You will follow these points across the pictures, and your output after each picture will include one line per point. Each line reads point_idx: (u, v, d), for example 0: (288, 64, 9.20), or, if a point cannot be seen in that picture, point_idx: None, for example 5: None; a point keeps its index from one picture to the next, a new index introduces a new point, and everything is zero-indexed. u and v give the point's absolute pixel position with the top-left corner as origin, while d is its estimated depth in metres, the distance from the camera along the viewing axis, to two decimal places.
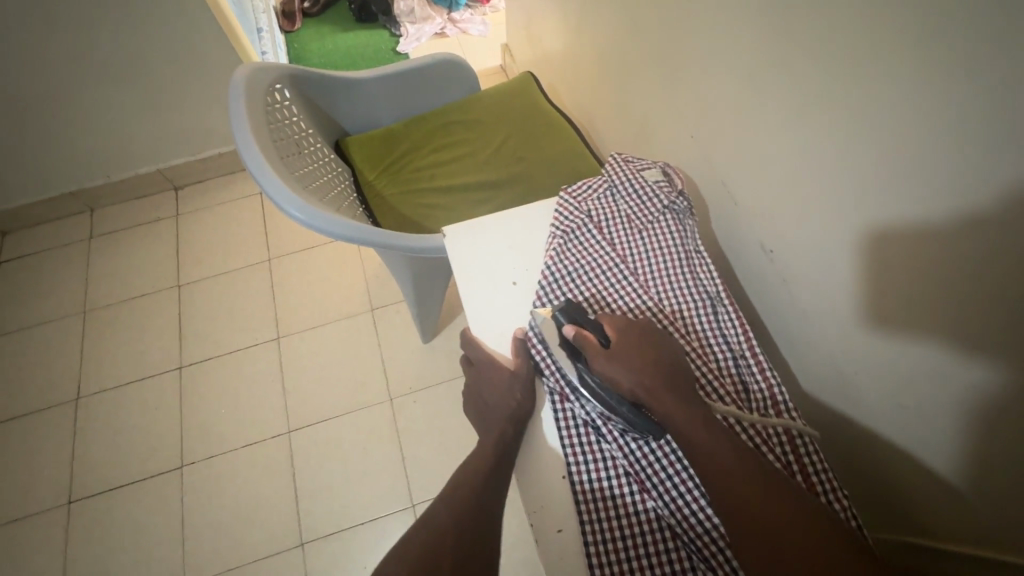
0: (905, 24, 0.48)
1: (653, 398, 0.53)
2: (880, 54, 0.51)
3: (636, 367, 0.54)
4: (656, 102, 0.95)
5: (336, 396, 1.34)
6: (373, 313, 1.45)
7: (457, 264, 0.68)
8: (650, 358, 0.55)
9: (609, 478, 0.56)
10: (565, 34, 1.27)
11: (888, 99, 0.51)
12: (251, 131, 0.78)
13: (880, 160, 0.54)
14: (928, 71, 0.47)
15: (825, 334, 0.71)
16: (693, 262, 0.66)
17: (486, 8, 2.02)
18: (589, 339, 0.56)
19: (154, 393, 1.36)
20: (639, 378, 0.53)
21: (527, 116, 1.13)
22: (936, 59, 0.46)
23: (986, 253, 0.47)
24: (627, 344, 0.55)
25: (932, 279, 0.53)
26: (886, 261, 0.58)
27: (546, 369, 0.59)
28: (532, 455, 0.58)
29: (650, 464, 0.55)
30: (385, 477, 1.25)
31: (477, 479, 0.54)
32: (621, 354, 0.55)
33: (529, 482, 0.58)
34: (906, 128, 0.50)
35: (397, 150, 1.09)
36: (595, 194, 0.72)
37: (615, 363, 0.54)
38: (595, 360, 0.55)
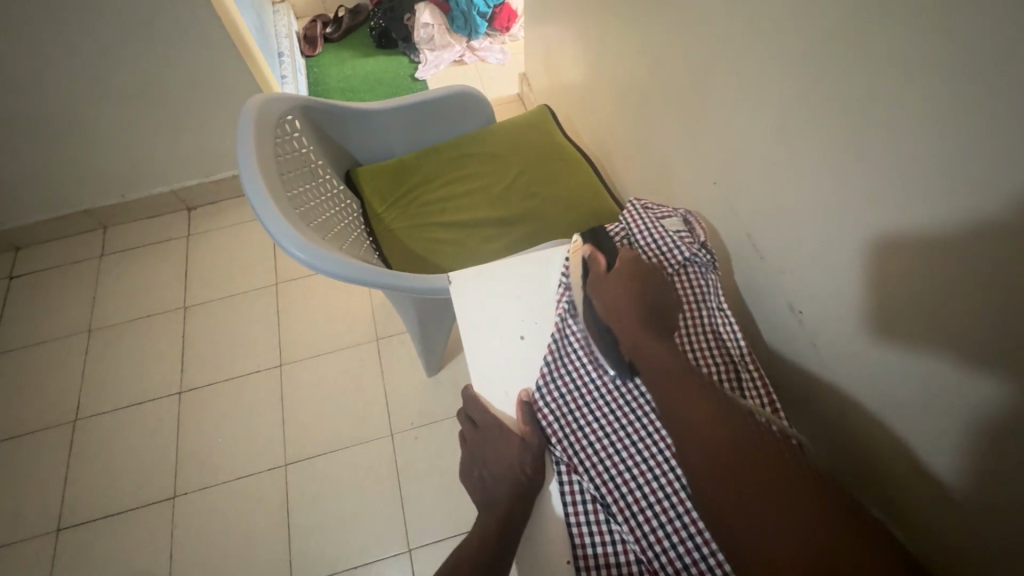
0: (948, 79, 0.44)
1: (640, 327, 0.56)
2: (920, 110, 0.47)
3: (626, 297, 0.58)
4: (673, 141, 0.92)
5: (336, 428, 1.30)
6: (378, 342, 1.41)
7: (462, 313, 0.64)
8: (642, 298, 0.58)
9: (618, 565, 0.50)
10: (583, 67, 1.25)
11: (927, 159, 0.47)
12: (257, 165, 0.75)
13: (921, 221, 0.49)
14: (976, 129, 0.43)
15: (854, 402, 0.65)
16: (715, 321, 0.62)
17: (505, 37, 2.03)
18: (597, 260, 0.62)
19: (152, 417, 1.33)
20: (627, 306, 0.58)
21: (543, 151, 1.10)
22: (985, 117, 0.42)
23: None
24: (625, 275, 0.60)
25: (981, 354, 0.47)
26: (925, 331, 0.53)
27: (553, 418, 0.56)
28: (535, 537, 0.53)
29: (664, 552, 0.49)
30: (381, 516, 1.20)
31: (476, 566, 0.48)
32: (616, 282, 0.59)
33: (530, 565, 0.52)
34: (950, 190, 0.46)
35: (409, 182, 1.07)
36: (611, 242, 0.67)
37: (609, 286, 0.59)
38: (594, 280, 0.60)
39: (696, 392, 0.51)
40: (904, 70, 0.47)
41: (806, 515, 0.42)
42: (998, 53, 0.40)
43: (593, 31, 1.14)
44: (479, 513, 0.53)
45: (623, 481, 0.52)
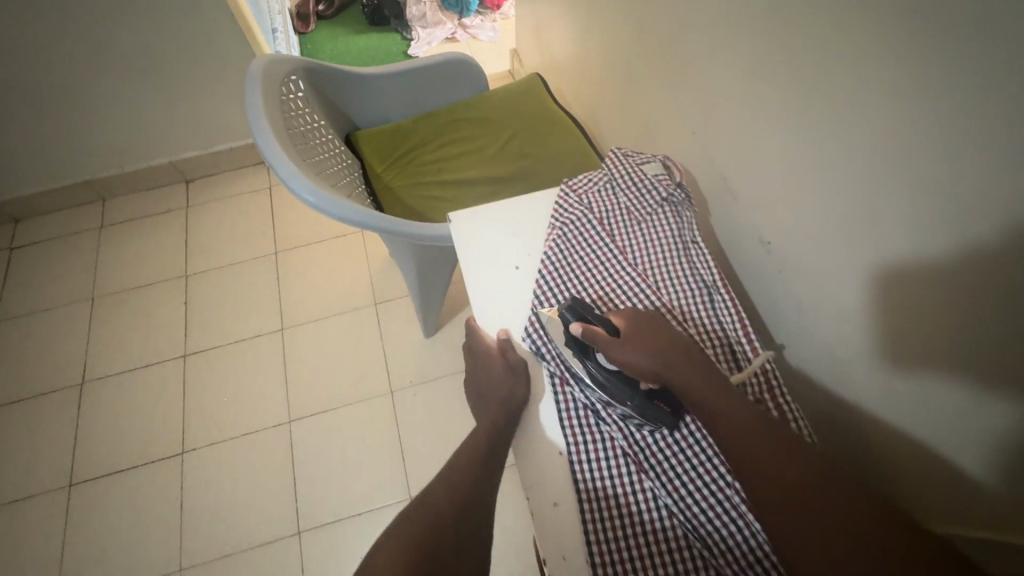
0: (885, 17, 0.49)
1: (669, 367, 0.53)
2: (864, 47, 0.52)
3: (648, 353, 0.54)
4: (655, 101, 0.97)
5: (337, 387, 1.36)
6: (376, 307, 1.46)
7: (461, 248, 0.69)
8: (660, 346, 0.54)
9: (607, 459, 0.56)
10: (572, 38, 1.30)
11: (870, 92, 0.53)
12: (266, 117, 0.80)
13: (864, 151, 0.55)
14: (908, 60, 0.48)
15: (815, 330, 0.71)
16: (690, 252, 0.68)
17: (496, 14, 2.06)
18: (597, 333, 0.55)
19: (157, 380, 1.37)
20: (654, 363, 0.54)
21: (534, 116, 1.15)
22: (914, 49, 0.47)
23: (964, 242, 0.48)
24: (634, 330, 0.56)
25: (912, 268, 0.54)
26: (868, 254, 0.59)
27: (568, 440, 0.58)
28: (531, 436, 0.60)
29: (647, 445, 0.56)
30: (383, 468, 1.26)
31: (477, 454, 0.56)
32: (631, 344, 0.54)
33: (526, 459, 0.59)
34: (888, 120, 0.51)
35: (406, 145, 1.11)
36: (595, 187, 0.74)
37: (628, 351, 0.54)
38: (608, 351, 0.55)
39: (741, 418, 0.51)
40: (850, 11, 0.53)
41: (863, 508, 0.45)
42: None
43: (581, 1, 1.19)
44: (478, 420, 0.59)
45: None
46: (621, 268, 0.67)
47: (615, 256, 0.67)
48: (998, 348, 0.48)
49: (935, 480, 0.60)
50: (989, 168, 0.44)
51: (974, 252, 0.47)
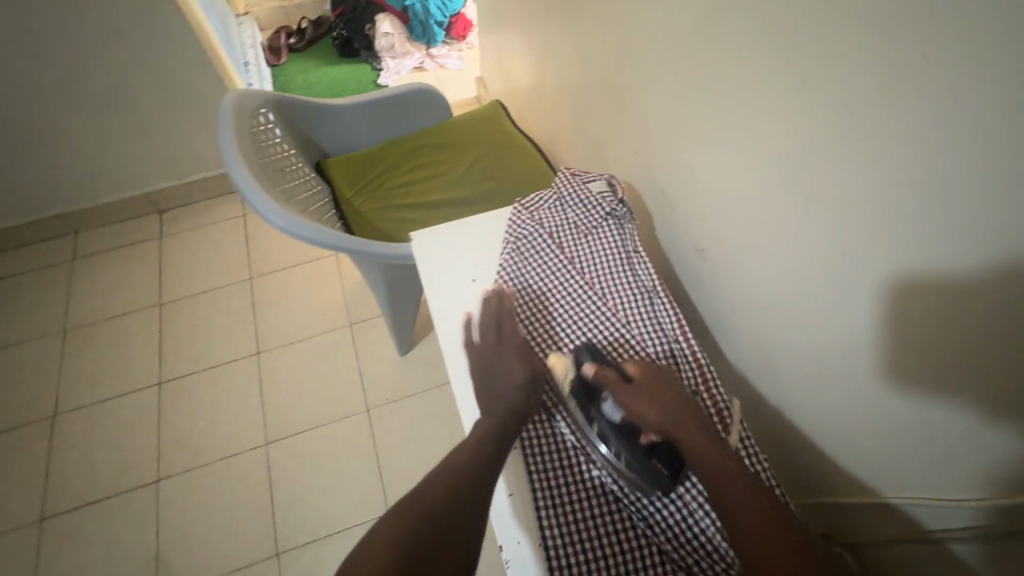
0: (777, 51, 0.56)
1: (676, 427, 0.56)
2: (763, 78, 0.59)
3: (655, 406, 0.58)
4: (602, 124, 1.05)
5: (314, 408, 1.38)
6: (351, 327, 1.50)
7: (422, 264, 0.75)
8: (667, 402, 0.58)
9: (558, 451, 0.61)
10: (530, 67, 1.39)
11: (771, 116, 0.60)
12: (237, 147, 0.85)
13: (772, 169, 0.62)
14: (797, 89, 0.55)
15: (749, 328, 0.78)
16: (632, 260, 0.75)
17: (462, 44, 2.16)
18: (609, 377, 0.60)
19: (131, 409, 1.37)
20: (659, 416, 0.57)
21: (496, 141, 1.22)
22: (801, 79, 0.55)
23: (857, 243, 0.55)
24: (645, 383, 0.60)
25: (820, 268, 0.60)
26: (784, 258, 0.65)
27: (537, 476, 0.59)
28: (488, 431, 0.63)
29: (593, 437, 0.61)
30: (361, 485, 1.28)
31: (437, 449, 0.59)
32: (639, 393, 0.59)
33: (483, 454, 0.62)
34: (784, 137, 0.59)
35: (374, 170, 1.17)
36: (545, 204, 0.80)
37: (634, 398, 0.58)
38: (615, 395, 0.59)
39: (737, 478, 0.52)
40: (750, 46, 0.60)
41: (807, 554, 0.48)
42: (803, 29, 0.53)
43: (535, 33, 1.27)
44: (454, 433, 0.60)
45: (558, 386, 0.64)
46: (574, 280, 0.72)
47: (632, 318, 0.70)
48: (895, 333, 0.54)
49: (863, 458, 0.66)
50: (867, 181, 0.51)
51: (865, 251, 0.54)
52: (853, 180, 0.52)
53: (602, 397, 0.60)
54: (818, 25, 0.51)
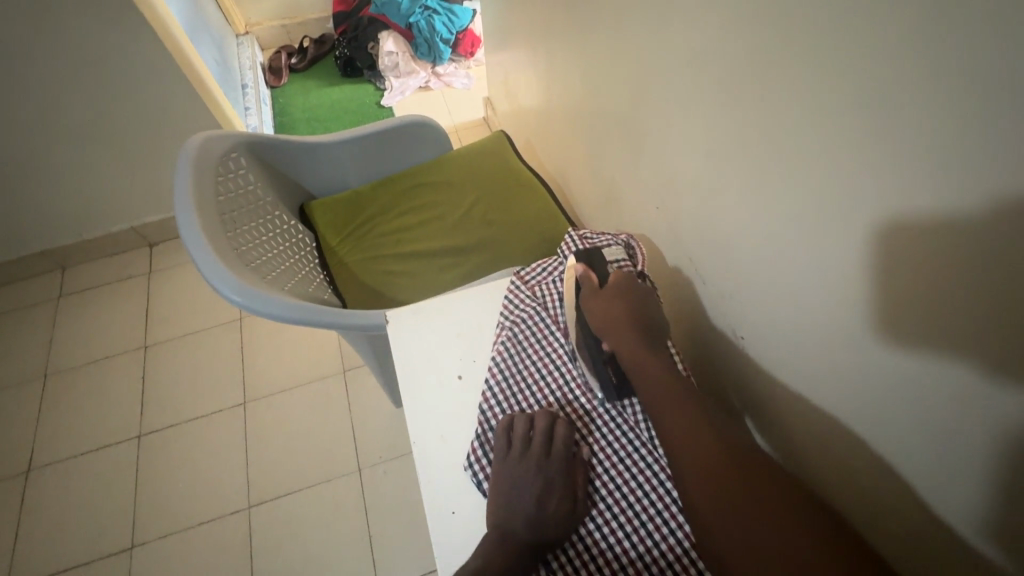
0: (855, 116, 0.41)
1: (627, 336, 0.56)
2: (834, 147, 0.44)
3: (616, 311, 0.58)
4: (618, 165, 0.91)
5: (301, 466, 1.26)
6: (344, 374, 1.38)
7: (398, 353, 0.62)
8: (631, 316, 0.58)
9: None
10: (538, 92, 1.26)
11: (846, 197, 0.45)
12: (194, 202, 0.74)
13: (850, 260, 0.47)
14: (890, 170, 0.40)
15: (800, 430, 0.63)
16: None
17: (470, 61, 2.04)
18: (589, 277, 0.62)
19: (109, 464, 1.28)
20: (615, 322, 0.57)
21: (499, 178, 1.09)
22: (893, 161, 0.39)
23: (969, 381, 0.39)
24: (618, 291, 0.60)
25: (915, 396, 0.45)
26: (862, 367, 0.50)
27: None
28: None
29: None
30: (349, 557, 1.16)
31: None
32: (606, 297, 0.59)
33: None
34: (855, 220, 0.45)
35: (362, 214, 1.06)
36: (550, 277, 0.67)
37: (602, 300, 0.59)
38: (585, 291, 0.61)
39: (670, 392, 0.52)
40: (814, 106, 0.45)
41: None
42: (898, 92, 0.37)
43: (544, 57, 1.14)
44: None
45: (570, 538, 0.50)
46: (583, 382, 0.58)
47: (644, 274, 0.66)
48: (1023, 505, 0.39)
49: None
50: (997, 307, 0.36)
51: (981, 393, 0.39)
52: (973, 303, 0.37)
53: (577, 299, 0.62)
54: (922, 90, 0.36)
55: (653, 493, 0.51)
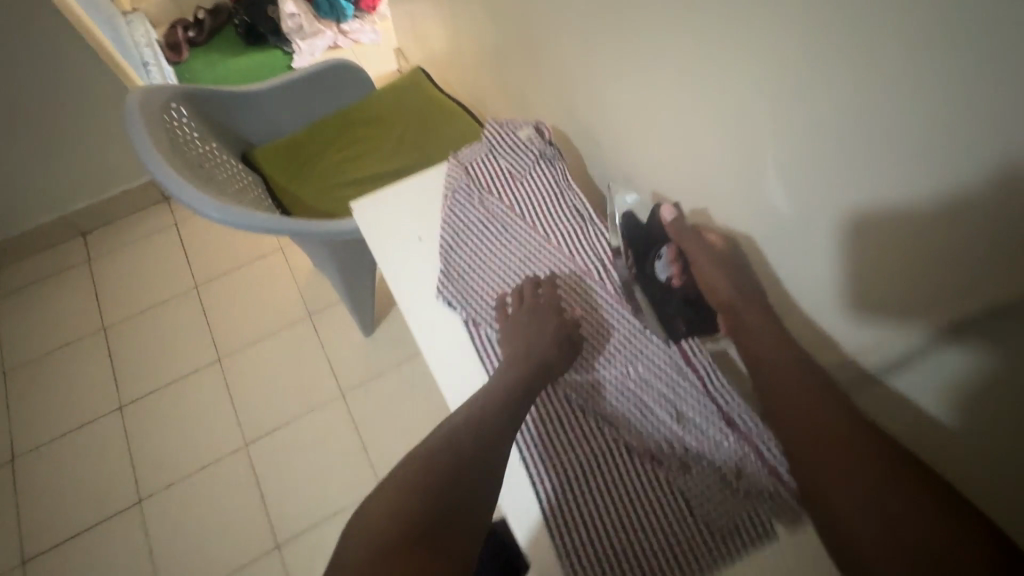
0: None
1: (735, 294, 0.62)
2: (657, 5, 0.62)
3: (721, 272, 0.63)
4: (522, 75, 1.06)
5: (287, 401, 1.38)
6: (311, 318, 1.48)
7: (367, 229, 0.77)
8: (738, 277, 0.63)
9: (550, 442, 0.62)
10: (445, 27, 1.37)
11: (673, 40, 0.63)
12: (154, 144, 0.83)
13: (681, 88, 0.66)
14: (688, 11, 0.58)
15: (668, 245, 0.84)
16: (567, 196, 0.77)
17: (374, 16, 2.09)
18: (693, 234, 0.65)
19: (96, 437, 1.33)
20: (716, 279, 0.62)
21: (423, 107, 1.21)
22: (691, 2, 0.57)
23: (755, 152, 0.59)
24: (724, 256, 0.64)
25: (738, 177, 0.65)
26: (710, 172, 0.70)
27: (536, 429, 0.63)
28: (462, 365, 0.67)
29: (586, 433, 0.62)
30: (349, 464, 1.30)
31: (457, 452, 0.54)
32: (712, 255, 0.64)
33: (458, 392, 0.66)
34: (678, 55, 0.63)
35: (304, 153, 1.16)
36: (478, 156, 0.82)
37: (709, 258, 0.64)
38: (685, 247, 0.65)
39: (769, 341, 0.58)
40: None
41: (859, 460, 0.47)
42: None
43: None
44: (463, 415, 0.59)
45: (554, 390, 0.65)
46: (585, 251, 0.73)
47: (545, 136, 0.82)
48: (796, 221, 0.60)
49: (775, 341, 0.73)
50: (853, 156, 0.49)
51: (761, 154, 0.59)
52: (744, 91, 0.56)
53: (673, 249, 0.67)
54: None
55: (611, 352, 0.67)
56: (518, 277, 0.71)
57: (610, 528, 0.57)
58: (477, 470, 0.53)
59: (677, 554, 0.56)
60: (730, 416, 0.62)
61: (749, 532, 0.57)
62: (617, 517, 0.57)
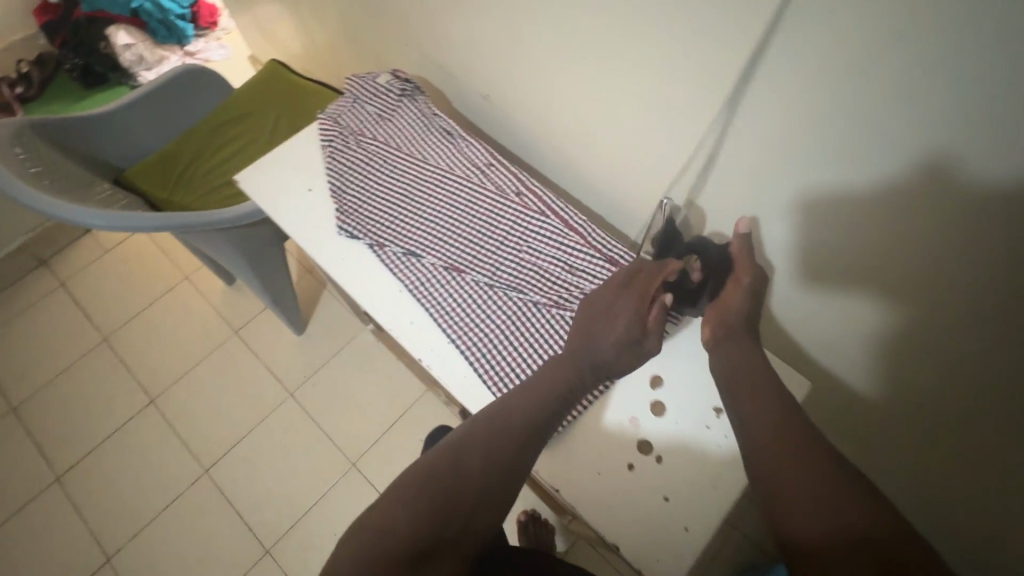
0: None
1: (732, 329, 0.63)
2: None
3: (739, 305, 0.63)
4: (372, 39, 1.12)
5: (237, 417, 1.37)
6: (238, 334, 1.47)
7: (256, 192, 0.81)
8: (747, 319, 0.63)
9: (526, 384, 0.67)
10: (290, 18, 1.39)
11: None
12: (11, 172, 0.83)
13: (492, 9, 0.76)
14: None
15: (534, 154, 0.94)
16: (435, 121, 0.85)
17: (218, 31, 2.04)
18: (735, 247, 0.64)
19: (40, 515, 1.26)
20: (733, 307, 0.63)
21: (288, 94, 1.23)
22: None
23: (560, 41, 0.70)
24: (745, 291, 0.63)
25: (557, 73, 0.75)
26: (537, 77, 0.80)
27: (456, 314, 0.71)
28: (377, 280, 0.74)
29: None
30: (316, 455, 1.32)
31: (443, 473, 0.54)
32: (735, 288, 0.63)
33: (376, 303, 0.73)
34: None
35: (178, 165, 1.15)
36: (345, 108, 0.88)
37: (734, 288, 0.63)
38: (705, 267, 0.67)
39: (763, 373, 0.59)
40: None
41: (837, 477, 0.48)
42: None
43: None
44: (458, 442, 0.57)
45: (514, 340, 0.69)
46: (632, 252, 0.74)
47: (402, 75, 0.89)
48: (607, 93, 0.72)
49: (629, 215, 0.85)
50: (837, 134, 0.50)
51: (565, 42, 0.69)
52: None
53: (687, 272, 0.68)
54: None
55: (534, 271, 0.73)
56: (425, 225, 0.76)
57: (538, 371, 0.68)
58: (461, 488, 0.54)
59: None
60: (616, 258, 0.72)
61: None
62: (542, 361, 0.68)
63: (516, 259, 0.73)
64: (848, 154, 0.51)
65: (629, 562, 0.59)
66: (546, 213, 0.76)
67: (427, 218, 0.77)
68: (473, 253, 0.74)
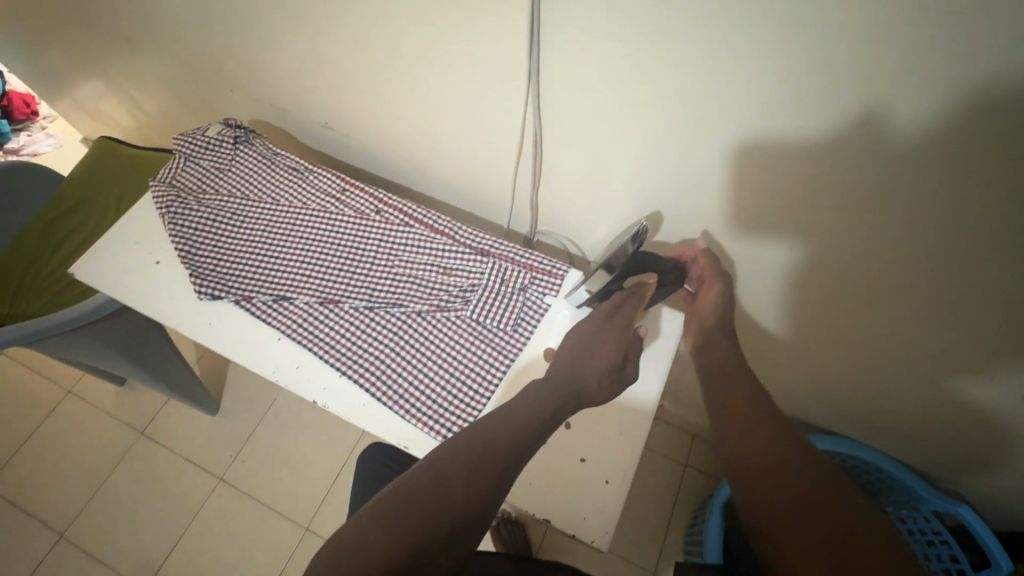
0: None
1: (707, 332, 0.63)
2: None
3: (709, 310, 0.64)
4: (202, 96, 1.07)
5: (166, 522, 1.25)
6: (145, 434, 1.35)
7: (97, 277, 0.75)
8: (718, 322, 0.63)
9: (424, 394, 0.67)
10: (111, 92, 1.29)
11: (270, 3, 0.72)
12: None
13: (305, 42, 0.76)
14: None
15: (395, 173, 0.94)
16: (278, 161, 0.82)
17: (42, 120, 1.83)
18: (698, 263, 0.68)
19: None
20: (707, 315, 0.64)
21: (124, 170, 1.14)
22: None
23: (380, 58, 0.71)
24: (710, 298, 0.65)
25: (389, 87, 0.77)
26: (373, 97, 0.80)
27: (341, 345, 0.69)
28: (251, 334, 0.71)
29: (454, 371, 0.68)
30: (265, 533, 1.24)
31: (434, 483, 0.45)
32: (705, 294, 0.66)
33: (255, 356, 0.69)
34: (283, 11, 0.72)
35: (16, 271, 1.04)
36: (179, 168, 0.83)
37: (706, 297, 0.66)
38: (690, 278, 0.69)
39: (737, 373, 0.57)
40: None
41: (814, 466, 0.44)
42: None
43: (83, 58, 1.18)
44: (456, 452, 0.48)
45: (405, 354, 0.69)
46: (528, 250, 0.74)
47: (232, 122, 0.85)
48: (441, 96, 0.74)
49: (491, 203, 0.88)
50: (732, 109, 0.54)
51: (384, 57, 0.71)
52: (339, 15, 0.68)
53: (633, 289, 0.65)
54: None
55: (409, 283, 0.73)
56: (290, 267, 0.74)
57: (434, 376, 0.68)
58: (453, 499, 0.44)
59: (494, 359, 0.69)
60: (485, 249, 0.73)
61: (531, 316, 0.71)
62: (435, 366, 0.68)
63: (390, 276, 0.73)
64: (692, 109, 0.56)
65: (562, 528, 0.62)
66: (410, 225, 0.76)
67: (290, 258, 0.75)
68: (344, 280, 0.73)
